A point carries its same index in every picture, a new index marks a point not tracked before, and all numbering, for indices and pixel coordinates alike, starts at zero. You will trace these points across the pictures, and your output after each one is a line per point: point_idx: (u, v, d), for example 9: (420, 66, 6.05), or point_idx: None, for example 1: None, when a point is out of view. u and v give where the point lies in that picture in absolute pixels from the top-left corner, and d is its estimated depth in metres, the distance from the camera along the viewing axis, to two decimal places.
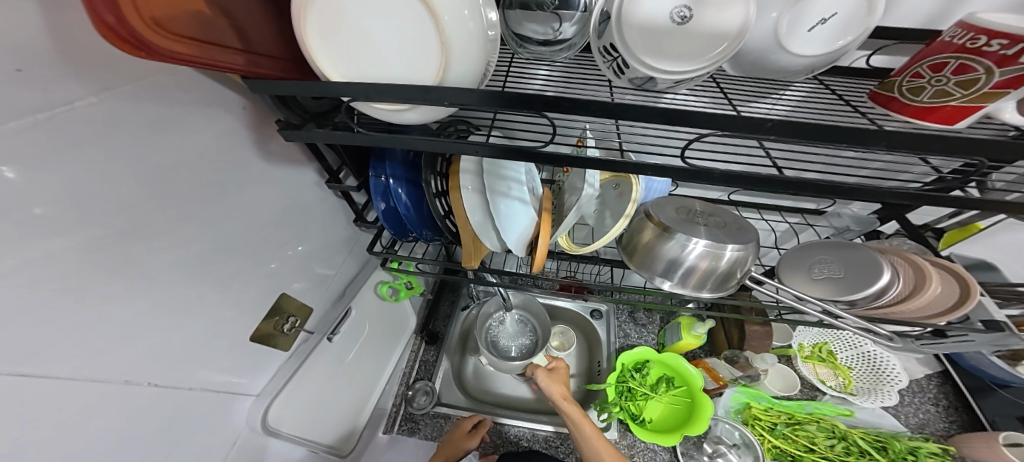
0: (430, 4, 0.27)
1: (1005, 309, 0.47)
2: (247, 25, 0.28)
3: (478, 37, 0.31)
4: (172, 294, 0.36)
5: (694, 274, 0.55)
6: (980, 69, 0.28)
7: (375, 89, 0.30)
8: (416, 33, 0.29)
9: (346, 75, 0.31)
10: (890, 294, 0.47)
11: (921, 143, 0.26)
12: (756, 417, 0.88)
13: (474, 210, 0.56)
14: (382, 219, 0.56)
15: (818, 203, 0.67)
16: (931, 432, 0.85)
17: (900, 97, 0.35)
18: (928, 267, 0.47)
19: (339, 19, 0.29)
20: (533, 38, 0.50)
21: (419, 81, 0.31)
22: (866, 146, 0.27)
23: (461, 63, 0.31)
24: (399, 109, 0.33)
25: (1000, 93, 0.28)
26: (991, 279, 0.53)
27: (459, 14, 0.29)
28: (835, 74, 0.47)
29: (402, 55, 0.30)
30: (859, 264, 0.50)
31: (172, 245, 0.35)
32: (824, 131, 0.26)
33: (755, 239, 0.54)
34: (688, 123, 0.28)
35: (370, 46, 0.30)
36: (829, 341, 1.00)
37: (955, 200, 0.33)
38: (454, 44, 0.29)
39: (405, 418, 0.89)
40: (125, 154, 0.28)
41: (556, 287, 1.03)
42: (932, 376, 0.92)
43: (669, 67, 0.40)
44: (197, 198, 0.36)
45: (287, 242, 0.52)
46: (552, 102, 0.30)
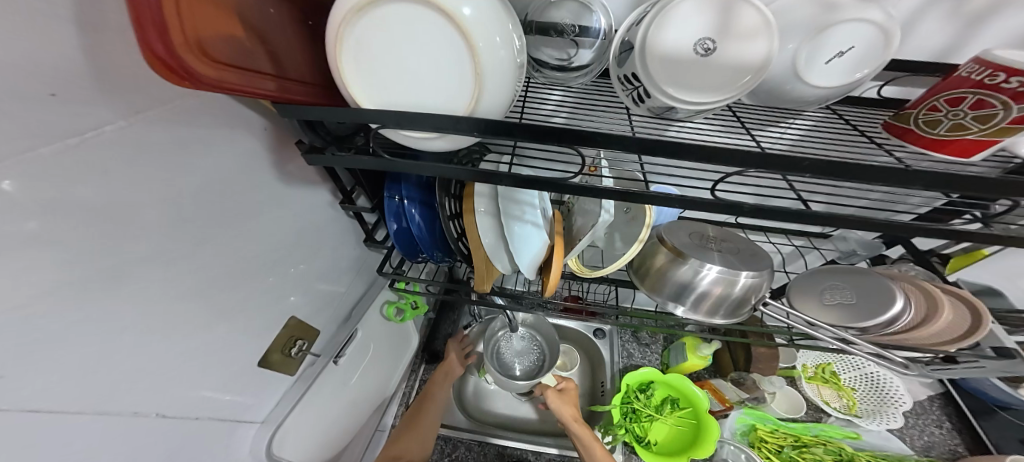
0: (465, 31, 0.27)
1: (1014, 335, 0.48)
2: (281, 51, 0.27)
3: (508, 63, 0.31)
4: (185, 320, 0.35)
5: (707, 299, 0.55)
6: (995, 105, 0.29)
7: (407, 118, 0.29)
8: (449, 62, 0.29)
9: (373, 101, 0.30)
10: (902, 321, 0.48)
11: (946, 181, 0.27)
12: (763, 439, 0.87)
13: (486, 232, 0.56)
14: (394, 241, 0.56)
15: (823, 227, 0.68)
16: (937, 454, 0.84)
17: (916, 129, 0.36)
18: (939, 295, 0.48)
19: (372, 46, 0.28)
20: (550, 62, 0.51)
21: (451, 110, 0.31)
22: (891, 184, 0.28)
23: (493, 91, 0.30)
24: (428, 137, 0.33)
25: (1014, 128, 0.28)
26: (997, 304, 0.54)
27: (491, 40, 0.28)
28: (846, 104, 0.49)
29: (433, 82, 0.29)
30: (870, 291, 0.50)
31: (187, 269, 0.34)
32: (847, 169, 0.27)
33: (768, 266, 0.54)
34: (720, 160, 0.29)
35: (402, 73, 0.29)
36: (832, 362, 1.00)
37: (973, 234, 0.34)
38: (488, 75, 0.29)
39: None
40: (151, 180, 0.28)
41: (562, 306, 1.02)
42: (934, 398, 0.93)
43: (691, 98, 0.41)
44: (214, 222, 0.35)
45: (298, 263, 0.51)
46: (584, 136, 0.30)
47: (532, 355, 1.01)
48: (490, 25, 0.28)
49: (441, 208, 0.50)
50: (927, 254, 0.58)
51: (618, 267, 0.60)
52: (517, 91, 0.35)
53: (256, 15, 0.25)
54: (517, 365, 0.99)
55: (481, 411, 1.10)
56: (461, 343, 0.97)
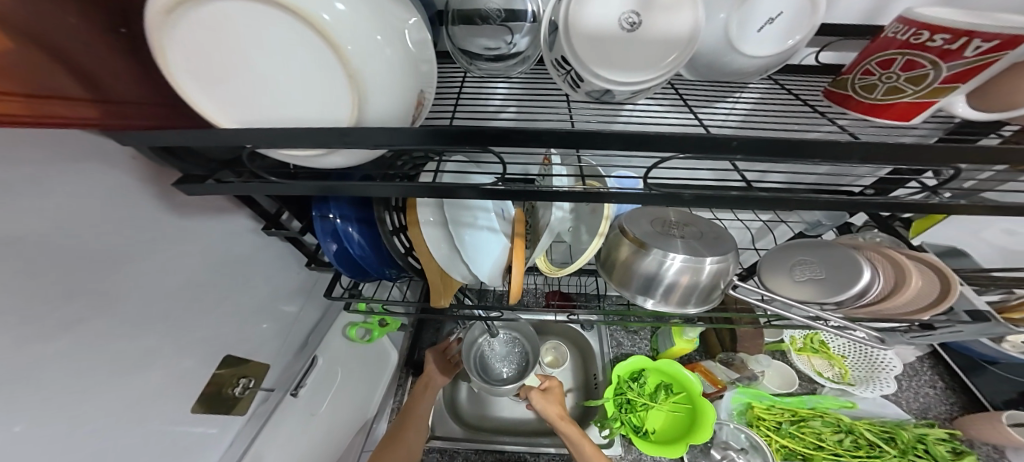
0: (324, 33, 0.21)
1: (983, 297, 0.45)
2: (100, 68, 0.22)
3: (398, 64, 0.26)
4: (89, 390, 0.32)
5: (676, 289, 0.52)
6: (925, 64, 0.26)
7: (280, 136, 0.25)
8: (316, 69, 0.24)
9: (240, 121, 0.26)
10: (873, 292, 0.44)
11: (841, 151, 0.25)
12: (761, 418, 0.85)
13: (437, 243, 0.52)
14: (337, 265, 0.51)
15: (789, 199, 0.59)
16: (934, 416, 0.83)
17: (854, 94, 0.32)
18: (906, 262, 0.45)
19: (213, 51, 0.23)
20: (483, 54, 0.46)
21: (331, 121, 0.26)
22: (799, 156, 0.26)
23: (381, 99, 0.26)
24: (316, 154, 0.28)
25: (948, 88, 0.26)
26: (966, 264, 0.52)
27: (368, 40, 0.23)
28: (787, 73, 0.44)
29: (305, 94, 0.25)
30: (839, 263, 0.47)
31: (77, 337, 0.30)
32: (795, 146, 0.25)
33: (733, 247, 0.51)
34: (646, 147, 0.26)
35: (265, 86, 0.24)
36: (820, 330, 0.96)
37: (907, 205, 0.33)
38: (369, 82, 0.24)
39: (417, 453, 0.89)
40: (12, 246, 0.24)
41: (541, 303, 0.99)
42: (925, 358, 0.90)
43: (624, 78, 0.38)
44: (105, 281, 0.31)
45: (229, 302, 0.47)
46: (502, 135, 0.26)
47: (518, 358, 0.98)
48: (359, 21, 0.23)
49: (380, 227, 0.46)
50: (889, 219, 0.56)
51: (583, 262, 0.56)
52: (421, 91, 0.30)
53: (55, 26, 0.19)
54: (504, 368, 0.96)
55: (476, 415, 1.07)
56: (444, 353, 0.94)
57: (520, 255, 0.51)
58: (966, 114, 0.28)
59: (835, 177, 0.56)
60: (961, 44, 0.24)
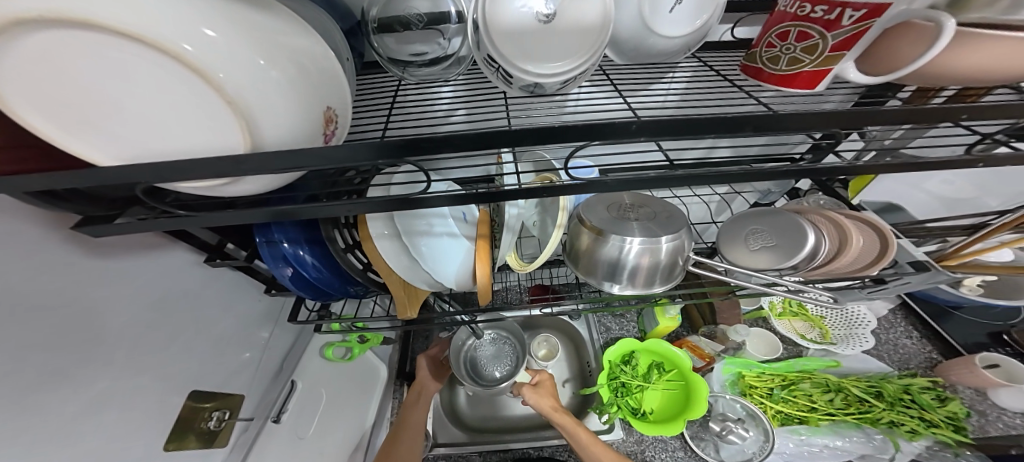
0: (188, 62, 0.19)
1: (921, 247, 0.47)
2: None
3: (291, 84, 0.23)
4: (47, 442, 0.32)
5: (639, 274, 0.48)
6: (815, 35, 0.27)
7: (165, 169, 0.23)
8: (189, 96, 0.21)
9: (123, 156, 0.24)
10: (823, 252, 0.44)
11: (732, 124, 0.25)
12: (753, 387, 0.85)
13: (393, 257, 0.45)
14: (296, 290, 0.50)
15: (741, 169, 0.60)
16: (916, 365, 0.84)
17: (764, 67, 0.32)
18: (843, 220, 0.46)
19: (58, 86, 0.20)
20: (415, 60, 0.41)
21: (230, 148, 0.24)
22: (696, 134, 0.25)
23: (274, 123, 0.24)
24: (222, 183, 0.27)
25: (839, 55, 0.27)
26: (904, 216, 0.53)
27: (249, 65, 0.21)
28: (709, 49, 0.44)
29: (186, 123, 0.23)
30: (786, 229, 0.46)
31: (23, 390, 0.30)
32: (688, 123, 0.24)
33: (686, 222, 0.48)
34: (556, 139, 0.25)
35: (138, 117, 0.22)
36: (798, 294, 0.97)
37: (832, 170, 0.33)
38: (254, 107, 0.22)
39: None
40: None
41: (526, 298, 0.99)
42: (898, 310, 0.91)
43: (545, 70, 0.36)
44: (41, 333, 0.31)
45: (187, 338, 0.47)
46: (407, 145, 0.24)
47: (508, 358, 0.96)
48: (235, 44, 0.20)
49: (330, 247, 0.43)
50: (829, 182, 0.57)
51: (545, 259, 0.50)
52: (330, 107, 0.28)
53: None
54: (495, 371, 0.95)
55: (476, 418, 1.07)
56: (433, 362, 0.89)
57: (485, 257, 0.44)
58: (860, 79, 0.28)
59: (774, 145, 0.56)
60: (838, 14, 0.25)
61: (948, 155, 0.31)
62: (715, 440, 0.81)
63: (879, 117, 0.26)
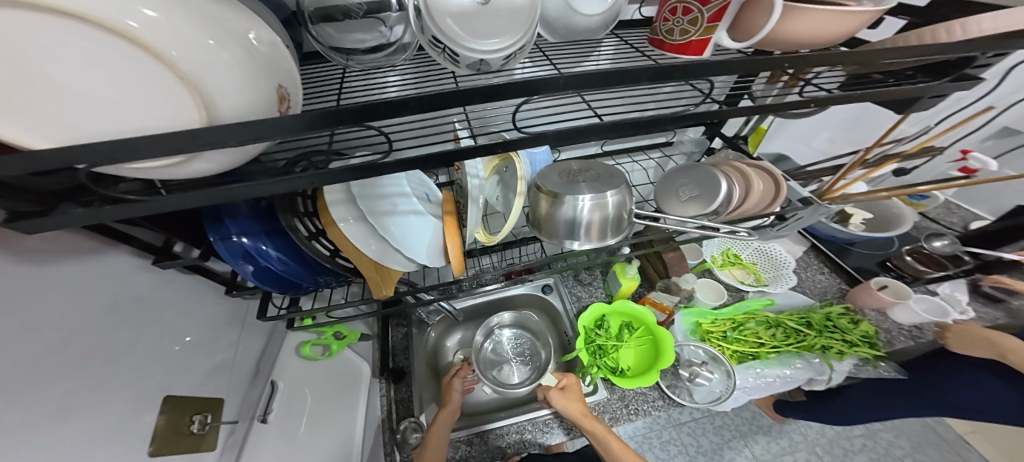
0: (138, 41, 0.20)
1: (805, 186, 0.57)
2: None
3: (240, 62, 0.25)
4: (29, 449, 0.31)
5: (593, 229, 0.51)
6: (695, 10, 0.34)
7: (114, 149, 0.22)
8: (135, 74, 0.22)
9: (63, 138, 0.23)
10: (736, 195, 0.52)
11: (628, 76, 0.27)
12: (710, 332, 0.91)
13: (365, 239, 0.46)
14: (259, 283, 0.49)
15: (666, 135, 0.71)
16: (831, 295, 0.94)
17: (664, 39, 0.39)
18: (745, 168, 0.55)
19: None
20: (359, 47, 0.43)
21: (184, 126, 0.25)
22: (609, 86, 0.27)
23: (228, 97, 0.25)
24: (176, 162, 0.26)
25: (715, 26, 0.33)
26: (790, 163, 0.64)
27: (197, 44, 0.22)
28: (624, 28, 0.51)
29: (132, 102, 0.23)
30: (707, 179, 0.53)
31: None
32: (599, 77, 0.26)
33: (624, 180, 0.52)
34: (496, 98, 0.27)
35: (77, 100, 0.22)
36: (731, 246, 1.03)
37: (776, 106, 0.34)
38: (207, 82, 0.24)
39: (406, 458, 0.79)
40: None
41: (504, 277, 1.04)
42: (809, 251, 1.02)
43: (486, 47, 0.38)
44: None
45: (148, 343, 0.47)
46: (364, 110, 0.26)
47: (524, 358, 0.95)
48: (176, 22, 0.21)
49: (292, 235, 0.41)
50: (734, 139, 0.67)
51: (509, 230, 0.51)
52: (282, 86, 0.29)
53: None
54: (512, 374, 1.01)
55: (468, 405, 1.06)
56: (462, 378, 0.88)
57: (454, 231, 0.47)
58: (729, 45, 0.35)
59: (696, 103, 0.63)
60: None
61: (848, 91, 0.35)
62: (687, 385, 0.86)
63: (763, 66, 0.29)
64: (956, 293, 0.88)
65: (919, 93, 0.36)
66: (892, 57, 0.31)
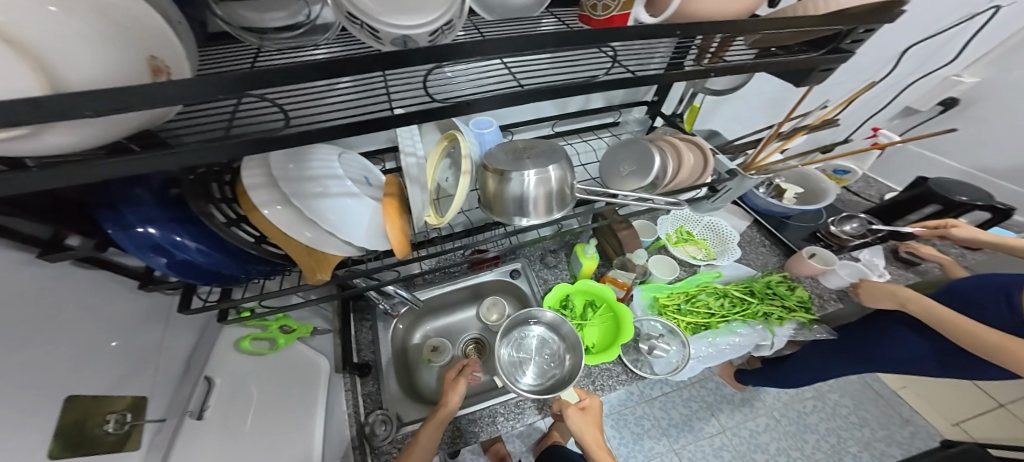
0: None
1: (732, 159, 0.62)
2: None
3: (89, 29, 0.23)
4: None
5: (538, 203, 0.52)
6: None
7: None
8: None
9: None
10: (670, 168, 0.55)
11: (536, 42, 0.28)
12: (665, 305, 0.93)
13: (298, 227, 0.39)
14: (179, 277, 0.39)
15: (613, 115, 0.75)
16: (770, 266, 1.00)
17: (590, 14, 0.41)
18: (677, 143, 0.58)
19: None
20: (274, 25, 0.37)
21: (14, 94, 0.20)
22: (519, 51, 0.29)
23: (76, 66, 0.22)
24: (28, 133, 0.21)
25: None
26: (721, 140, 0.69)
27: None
28: (558, 7, 0.53)
29: None
30: (641, 154, 0.56)
31: None
32: (503, 44, 0.27)
33: (564, 157, 0.54)
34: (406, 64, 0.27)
35: None
36: (683, 224, 1.09)
37: (676, 76, 0.36)
38: (47, 49, 0.21)
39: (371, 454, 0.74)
40: None
41: (467, 265, 1.06)
42: (751, 227, 1.09)
43: (410, 22, 0.34)
44: None
45: (84, 342, 0.42)
46: (255, 74, 0.24)
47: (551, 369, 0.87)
48: None
49: (209, 221, 0.34)
50: (671, 117, 0.70)
51: (456, 211, 0.49)
52: (155, 56, 0.25)
53: None
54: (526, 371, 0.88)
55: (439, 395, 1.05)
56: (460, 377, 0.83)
57: (394, 213, 0.43)
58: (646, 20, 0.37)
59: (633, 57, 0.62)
60: None
61: (745, 62, 0.38)
62: (647, 359, 0.88)
63: (661, 32, 0.31)
64: (874, 258, 0.95)
65: (808, 65, 0.40)
66: (769, 27, 0.34)
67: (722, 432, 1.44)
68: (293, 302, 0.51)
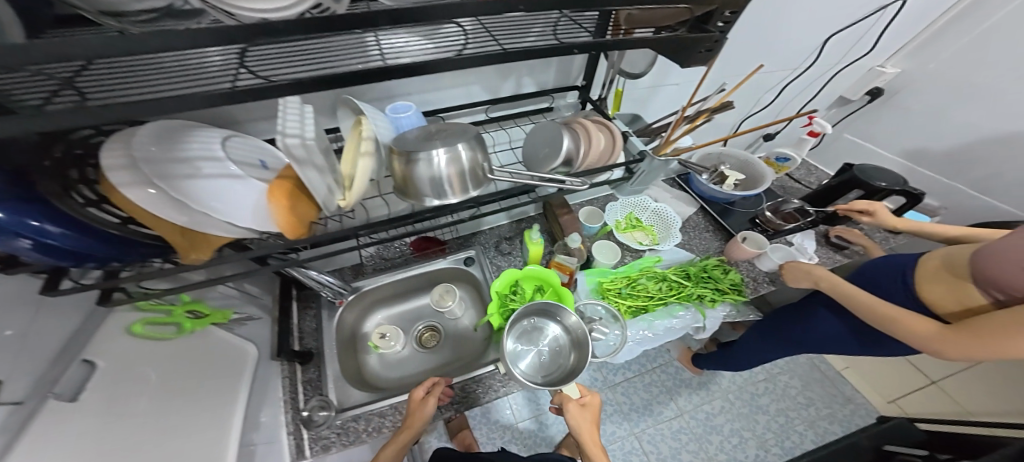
0: None
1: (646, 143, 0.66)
2: None
3: None
4: None
5: (452, 181, 0.51)
6: None
7: None
8: None
9: None
10: (579, 151, 0.57)
11: (363, 21, 0.28)
12: (608, 289, 0.95)
13: (170, 210, 0.39)
14: (42, 262, 0.37)
15: (547, 100, 0.77)
16: (712, 251, 1.04)
17: None
18: (588, 125, 0.58)
19: None
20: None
21: None
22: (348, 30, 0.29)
23: None
24: None
25: None
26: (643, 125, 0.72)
27: None
28: None
29: None
30: (551, 137, 0.57)
31: None
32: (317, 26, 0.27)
33: (473, 134, 0.53)
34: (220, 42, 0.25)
35: None
36: (633, 210, 1.11)
37: (526, 53, 0.37)
38: None
39: (313, 439, 0.73)
40: None
41: (415, 250, 1.06)
42: (697, 214, 1.12)
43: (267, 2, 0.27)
44: None
45: None
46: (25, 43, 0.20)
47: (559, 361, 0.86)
48: None
49: (62, 203, 0.33)
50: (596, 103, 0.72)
51: (358, 195, 0.47)
52: None
53: None
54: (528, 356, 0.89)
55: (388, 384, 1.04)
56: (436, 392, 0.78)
57: (281, 197, 0.42)
58: None
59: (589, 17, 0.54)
60: None
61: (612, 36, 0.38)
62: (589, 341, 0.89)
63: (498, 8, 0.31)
64: (805, 242, 1.00)
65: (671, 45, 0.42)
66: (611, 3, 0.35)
67: (679, 416, 1.48)
68: (187, 282, 0.51)
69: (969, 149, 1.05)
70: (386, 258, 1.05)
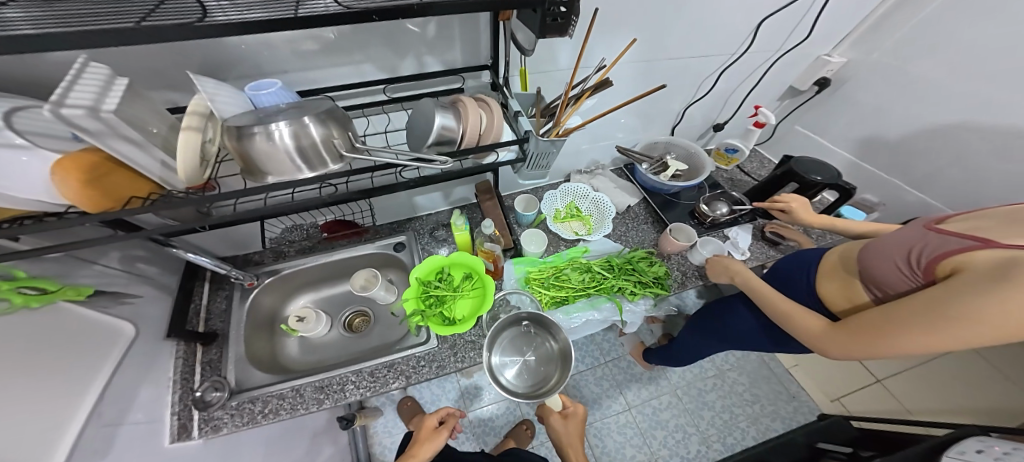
0: None
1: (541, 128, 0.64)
2: None
3: None
4: None
5: (299, 156, 0.46)
6: None
7: None
8: None
9: None
10: (456, 130, 0.52)
11: None
12: (532, 279, 0.93)
13: None
14: None
15: (454, 82, 0.72)
16: (646, 243, 1.01)
17: None
18: (468, 104, 0.54)
19: None
20: None
21: None
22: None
23: None
24: None
25: None
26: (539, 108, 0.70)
27: None
28: None
29: None
30: (424, 115, 0.52)
31: None
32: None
33: (331, 108, 0.49)
34: None
35: None
36: (573, 200, 1.09)
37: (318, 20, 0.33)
38: None
39: (202, 420, 0.70)
40: None
41: (325, 233, 0.99)
42: (639, 206, 1.08)
43: None
44: None
45: None
46: None
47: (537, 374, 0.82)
48: None
49: None
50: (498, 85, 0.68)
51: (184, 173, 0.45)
52: None
53: None
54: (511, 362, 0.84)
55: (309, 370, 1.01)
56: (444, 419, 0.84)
57: (75, 171, 0.39)
58: None
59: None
60: None
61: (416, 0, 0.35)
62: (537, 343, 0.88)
63: None
64: (739, 237, 0.98)
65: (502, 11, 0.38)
66: None
67: (627, 410, 1.47)
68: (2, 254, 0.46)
69: (906, 144, 1.00)
70: (312, 241, 1.00)
